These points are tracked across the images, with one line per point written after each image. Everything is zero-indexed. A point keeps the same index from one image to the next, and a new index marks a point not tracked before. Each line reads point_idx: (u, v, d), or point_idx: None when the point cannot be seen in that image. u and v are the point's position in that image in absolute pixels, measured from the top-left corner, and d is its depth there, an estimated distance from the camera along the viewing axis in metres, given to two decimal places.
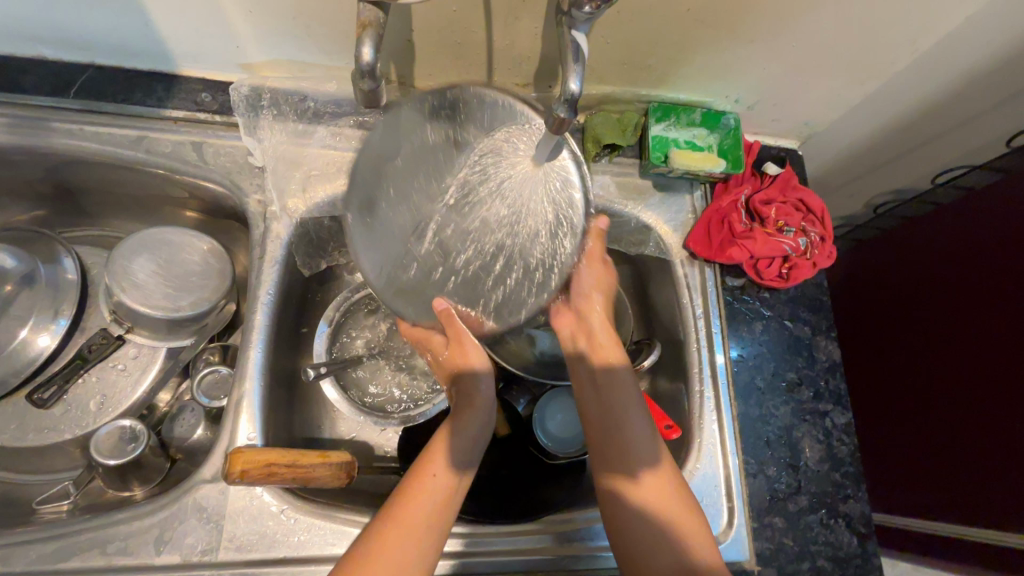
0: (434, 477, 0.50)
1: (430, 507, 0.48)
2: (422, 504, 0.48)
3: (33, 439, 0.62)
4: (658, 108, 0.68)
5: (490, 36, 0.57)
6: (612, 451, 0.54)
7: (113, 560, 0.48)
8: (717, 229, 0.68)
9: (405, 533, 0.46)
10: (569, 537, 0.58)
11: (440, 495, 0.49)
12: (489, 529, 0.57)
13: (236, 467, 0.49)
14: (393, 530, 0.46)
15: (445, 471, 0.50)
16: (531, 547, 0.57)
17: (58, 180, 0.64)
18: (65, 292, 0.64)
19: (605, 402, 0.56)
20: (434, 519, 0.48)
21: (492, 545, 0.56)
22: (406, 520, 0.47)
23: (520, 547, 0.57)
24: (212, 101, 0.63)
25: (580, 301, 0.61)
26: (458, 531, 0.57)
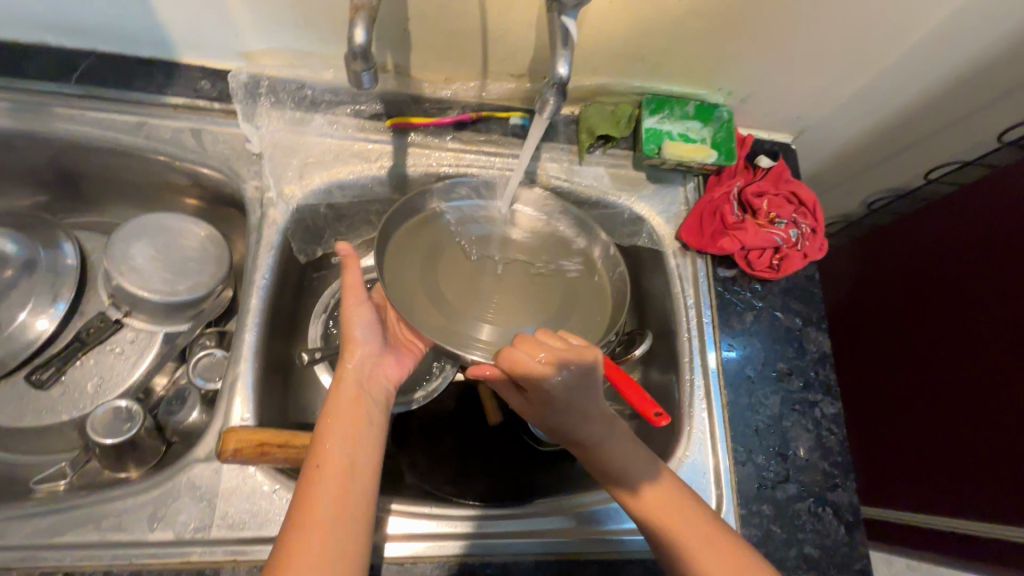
0: (326, 463, 0.44)
1: (333, 495, 0.42)
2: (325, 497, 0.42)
3: (30, 421, 0.62)
4: (651, 101, 0.69)
5: (485, 26, 0.58)
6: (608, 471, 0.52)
7: (107, 537, 0.49)
8: (709, 220, 0.68)
9: (316, 531, 0.40)
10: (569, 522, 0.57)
11: (338, 476, 0.43)
12: (493, 513, 0.57)
13: (229, 445, 0.49)
14: (302, 534, 0.40)
15: (340, 450, 0.45)
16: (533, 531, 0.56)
17: (60, 167, 0.65)
18: (65, 276, 0.65)
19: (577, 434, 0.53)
20: (342, 503, 0.42)
21: (487, 529, 0.55)
22: (312, 519, 0.41)
23: (524, 531, 0.56)
24: (211, 88, 0.64)
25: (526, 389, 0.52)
26: (462, 514, 0.56)
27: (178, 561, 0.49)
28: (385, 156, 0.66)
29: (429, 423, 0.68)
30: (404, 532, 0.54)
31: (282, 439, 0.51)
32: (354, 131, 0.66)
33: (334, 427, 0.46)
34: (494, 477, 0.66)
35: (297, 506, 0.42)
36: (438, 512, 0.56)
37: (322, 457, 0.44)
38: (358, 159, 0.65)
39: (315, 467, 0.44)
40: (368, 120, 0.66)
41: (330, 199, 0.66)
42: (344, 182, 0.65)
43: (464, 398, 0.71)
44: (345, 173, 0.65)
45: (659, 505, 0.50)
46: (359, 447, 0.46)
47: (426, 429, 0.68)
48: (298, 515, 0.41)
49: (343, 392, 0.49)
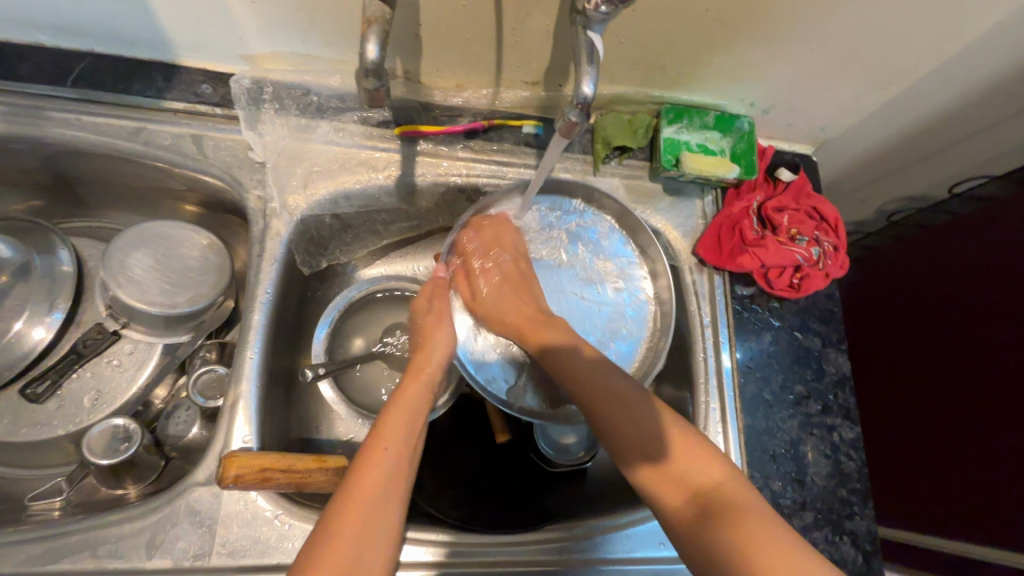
0: (390, 449, 0.46)
1: (390, 480, 0.44)
2: (382, 480, 0.44)
3: (26, 434, 0.61)
4: (670, 110, 0.66)
5: (500, 33, 0.55)
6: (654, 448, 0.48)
7: (104, 563, 0.47)
8: (727, 236, 0.66)
9: (366, 513, 0.42)
10: (560, 550, 0.55)
11: (397, 463, 0.45)
12: (474, 539, 0.55)
13: (230, 471, 0.48)
14: (354, 511, 0.41)
15: (403, 441, 0.47)
16: (524, 559, 0.55)
17: (55, 172, 0.63)
18: (60, 285, 0.63)
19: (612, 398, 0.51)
20: (394, 492, 0.44)
21: (484, 555, 0.54)
22: (365, 499, 0.42)
23: (513, 560, 0.54)
24: (212, 93, 0.61)
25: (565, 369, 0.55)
26: (442, 540, 0.54)
27: None
28: (393, 165, 0.63)
29: (436, 440, 0.67)
30: (408, 558, 0.53)
31: (285, 463, 0.50)
32: (360, 139, 0.63)
33: (399, 416, 0.49)
34: (500, 499, 0.64)
35: (352, 481, 0.43)
36: (442, 538, 0.54)
37: (384, 445, 0.46)
38: (365, 168, 0.63)
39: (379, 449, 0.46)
40: (376, 128, 0.63)
41: (335, 210, 0.64)
42: (350, 192, 0.62)
43: (470, 416, 0.68)
44: (352, 183, 0.62)
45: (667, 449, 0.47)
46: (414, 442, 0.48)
47: (431, 449, 0.66)
48: (350, 492, 0.43)
49: (414, 388, 0.53)
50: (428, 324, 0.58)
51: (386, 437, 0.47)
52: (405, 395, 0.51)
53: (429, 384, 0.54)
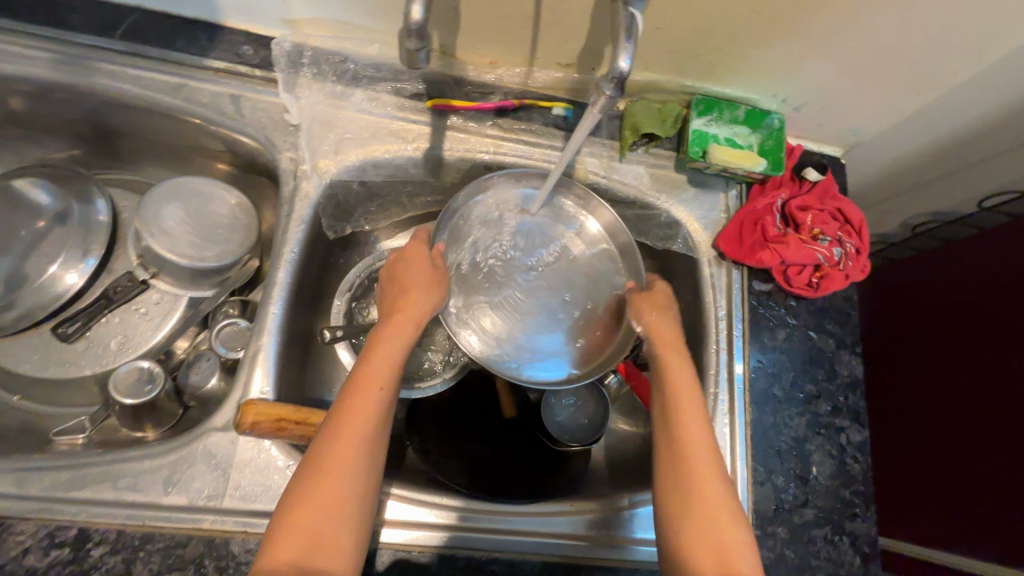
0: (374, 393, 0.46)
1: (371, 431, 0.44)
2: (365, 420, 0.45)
3: (55, 372, 0.63)
4: (701, 102, 0.66)
5: (539, 11, 0.55)
6: (699, 515, 0.45)
7: (123, 495, 0.49)
8: (749, 231, 0.66)
9: (355, 446, 0.43)
10: (560, 524, 0.57)
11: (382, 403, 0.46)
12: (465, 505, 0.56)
13: (247, 417, 0.50)
14: (333, 455, 0.43)
15: (390, 378, 0.48)
16: (526, 530, 0.56)
17: (98, 122, 0.65)
18: (95, 232, 0.65)
19: (695, 459, 0.48)
20: (379, 427, 0.45)
21: (477, 522, 0.55)
22: (350, 441, 0.43)
23: (513, 528, 0.56)
24: (253, 54, 0.63)
25: (682, 392, 0.52)
26: (438, 504, 0.56)
27: (190, 529, 0.49)
28: (423, 137, 0.64)
29: (443, 413, 0.67)
30: (410, 519, 0.54)
31: (299, 416, 0.51)
32: (393, 110, 0.64)
33: (385, 354, 0.48)
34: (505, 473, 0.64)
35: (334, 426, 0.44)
36: (443, 505, 0.56)
37: (376, 382, 0.47)
38: (396, 139, 0.64)
39: (356, 392, 0.46)
40: (408, 100, 0.65)
41: (363, 177, 0.65)
42: (380, 160, 0.64)
43: (482, 390, 0.70)
44: (381, 152, 0.64)
45: (694, 474, 0.47)
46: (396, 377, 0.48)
47: (438, 419, 0.67)
48: (339, 428, 0.44)
49: (397, 326, 0.51)
50: (413, 280, 0.55)
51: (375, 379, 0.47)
52: (389, 336, 0.50)
53: (413, 318, 0.52)
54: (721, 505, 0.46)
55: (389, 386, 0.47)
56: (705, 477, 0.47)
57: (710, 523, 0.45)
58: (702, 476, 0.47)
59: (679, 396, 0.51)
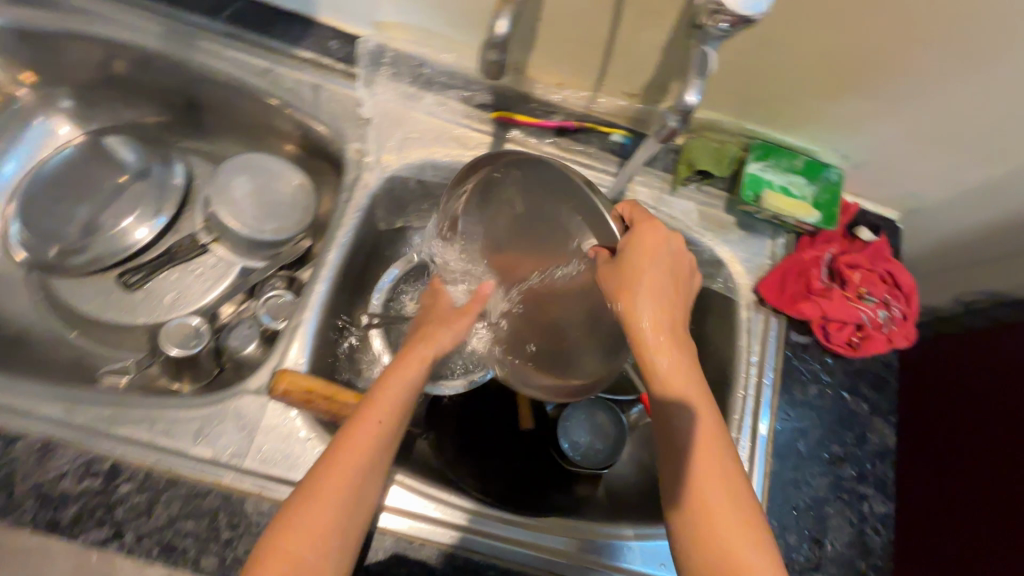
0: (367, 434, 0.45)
1: (359, 471, 0.44)
2: (356, 462, 0.44)
3: (110, 316, 0.68)
4: (758, 147, 0.66)
5: (613, 40, 0.57)
6: (701, 489, 0.44)
7: (156, 440, 0.52)
8: (793, 281, 0.66)
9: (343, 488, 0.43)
10: (555, 541, 0.57)
11: (376, 448, 0.46)
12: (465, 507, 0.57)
13: (280, 384, 0.52)
14: (320, 493, 0.43)
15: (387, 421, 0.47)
16: (521, 541, 0.56)
17: (190, 93, 0.70)
18: (168, 193, 0.71)
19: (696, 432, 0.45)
20: (370, 471, 0.45)
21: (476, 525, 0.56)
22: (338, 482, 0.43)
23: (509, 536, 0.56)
24: (338, 49, 0.67)
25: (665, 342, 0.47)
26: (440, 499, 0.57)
27: (211, 482, 0.51)
28: (483, 147, 0.67)
29: (461, 414, 0.68)
30: (414, 509, 0.55)
31: (328, 392, 0.53)
32: (459, 117, 0.67)
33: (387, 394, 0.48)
34: (509, 483, 0.65)
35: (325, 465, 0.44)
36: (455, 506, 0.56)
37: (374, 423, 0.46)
38: (457, 145, 0.67)
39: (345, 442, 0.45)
40: (475, 109, 0.67)
41: (421, 175, 0.67)
42: (439, 162, 0.66)
43: (502, 398, 0.69)
44: (442, 155, 0.66)
45: (701, 453, 0.45)
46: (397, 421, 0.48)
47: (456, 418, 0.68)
48: (329, 464, 0.44)
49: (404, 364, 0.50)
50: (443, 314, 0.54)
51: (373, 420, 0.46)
52: (395, 374, 0.49)
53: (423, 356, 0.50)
54: (726, 488, 0.44)
55: (386, 429, 0.46)
56: (707, 456, 0.45)
57: (716, 508, 0.43)
58: (708, 462, 0.44)
59: (661, 342, 0.47)
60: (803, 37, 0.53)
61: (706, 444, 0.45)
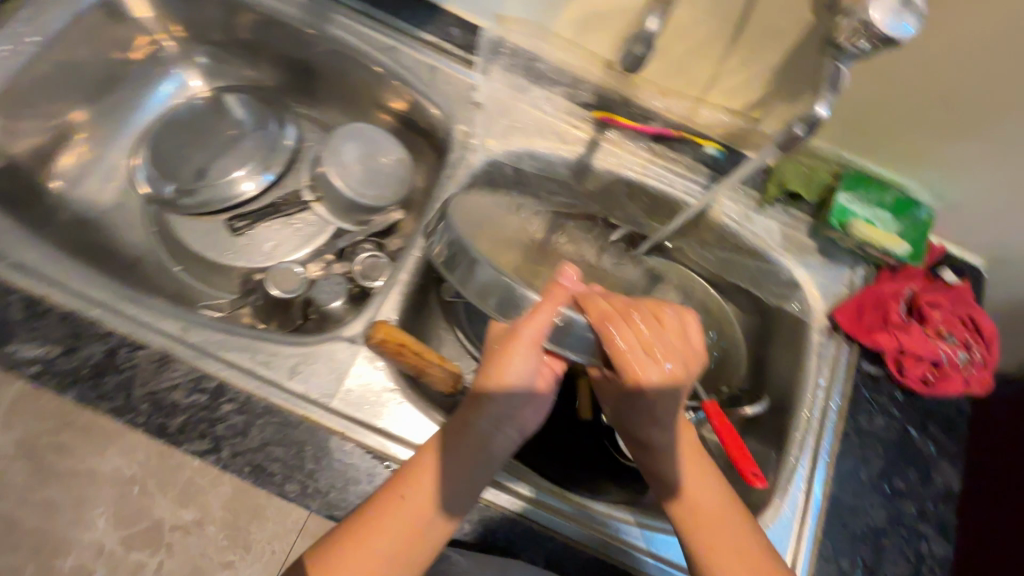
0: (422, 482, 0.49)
1: (409, 518, 0.48)
2: (406, 509, 0.48)
3: (213, 255, 0.73)
4: (850, 178, 0.66)
5: (729, 55, 0.60)
6: (704, 538, 0.51)
7: (256, 368, 0.56)
8: (871, 311, 0.66)
9: (393, 530, 0.47)
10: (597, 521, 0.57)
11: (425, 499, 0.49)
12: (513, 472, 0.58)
13: (378, 333, 0.56)
14: (374, 530, 0.47)
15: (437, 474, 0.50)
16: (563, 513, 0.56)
17: (316, 63, 0.76)
18: (278, 152, 0.77)
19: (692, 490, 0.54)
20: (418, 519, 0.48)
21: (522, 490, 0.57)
22: (390, 523, 0.48)
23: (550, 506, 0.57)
24: (459, 36, 0.71)
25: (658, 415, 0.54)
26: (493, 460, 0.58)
27: (303, 415, 0.54)
28: (581, 143, 0.70)
29: None
30: None
31: (418, 348, 0.57)
32: (562, 113, 0.71)
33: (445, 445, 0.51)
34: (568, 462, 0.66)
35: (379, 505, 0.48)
36: (520, 484, 0.57)
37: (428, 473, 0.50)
38: (557, 138, 0.70)
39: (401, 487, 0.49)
40: (578, 106, 0.70)
41: (518, 163, 0.71)
42: (538, 152, 0.70)
43: (565, 387, 0.72)
44: (542, 146, 0.70)
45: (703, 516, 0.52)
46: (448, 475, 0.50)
47: None
48: (385, 504, 0.48)
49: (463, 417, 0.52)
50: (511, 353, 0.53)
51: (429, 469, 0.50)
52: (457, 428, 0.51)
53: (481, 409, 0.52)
54: (724, 542, 0.51)
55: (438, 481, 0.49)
56: (705, 514, 0.53)
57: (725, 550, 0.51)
58: (707, 518, 0.52)
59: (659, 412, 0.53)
60: (933, 65, 0.55)
61: (701, 497, 0.53)
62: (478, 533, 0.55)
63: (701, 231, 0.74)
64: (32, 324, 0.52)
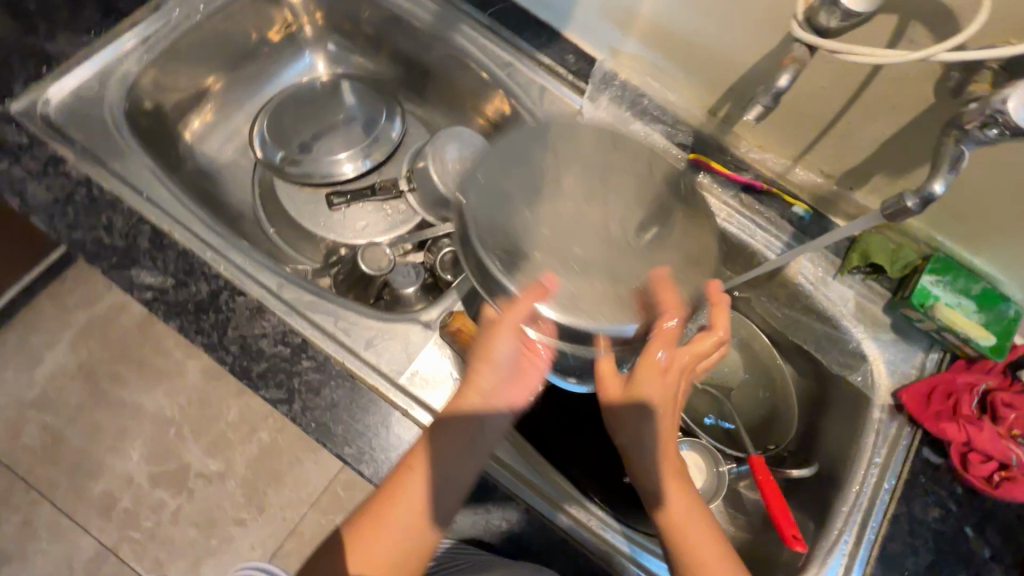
0: (412, 482, 0.50)
1: (405, 522, 0.49)
2: (400, 515, 0.49)
3: (307, 224, 0.79)
4: (938, 261, 0.66)
5: (837, 122, 0.61)
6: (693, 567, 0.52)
7: (337, 333, 0.59)
8: (940, 399, 0.64)
9: (389, 533, 0.49)
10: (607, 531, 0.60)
11: (418, 502, 0.50)
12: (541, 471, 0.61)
13: (454, 321, 0.60)
14: (373, 530, 0.49)
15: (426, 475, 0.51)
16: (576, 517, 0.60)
17: (434, 67, 0.81)
18: (382, 142, 0.81)
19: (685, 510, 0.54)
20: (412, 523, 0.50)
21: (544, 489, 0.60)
22: (385, 524, 0.49)
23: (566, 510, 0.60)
24: (573, 63, 0.75)
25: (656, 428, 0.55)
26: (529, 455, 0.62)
27: (372, 386, 0.57)
28: None
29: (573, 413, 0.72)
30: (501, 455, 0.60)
31: None
32: (658, 149, 0.73)
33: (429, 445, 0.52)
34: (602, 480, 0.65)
35: (375, 510, 0.50)
36: (539, 480, 0.60)
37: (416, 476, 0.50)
38: None
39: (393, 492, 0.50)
40: (674, 147, 0.72)
41: None
42: None
43: None
44: None
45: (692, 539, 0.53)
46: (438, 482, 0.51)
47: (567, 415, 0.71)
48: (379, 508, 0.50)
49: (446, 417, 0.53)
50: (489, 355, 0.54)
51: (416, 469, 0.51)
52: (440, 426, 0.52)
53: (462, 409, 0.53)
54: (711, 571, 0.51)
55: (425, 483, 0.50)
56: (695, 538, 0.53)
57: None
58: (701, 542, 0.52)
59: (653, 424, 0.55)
60: None
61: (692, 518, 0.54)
62: (498, 529, 0.56)
63: (774, 287, 0.74)
64: (154, 254, 0.58)
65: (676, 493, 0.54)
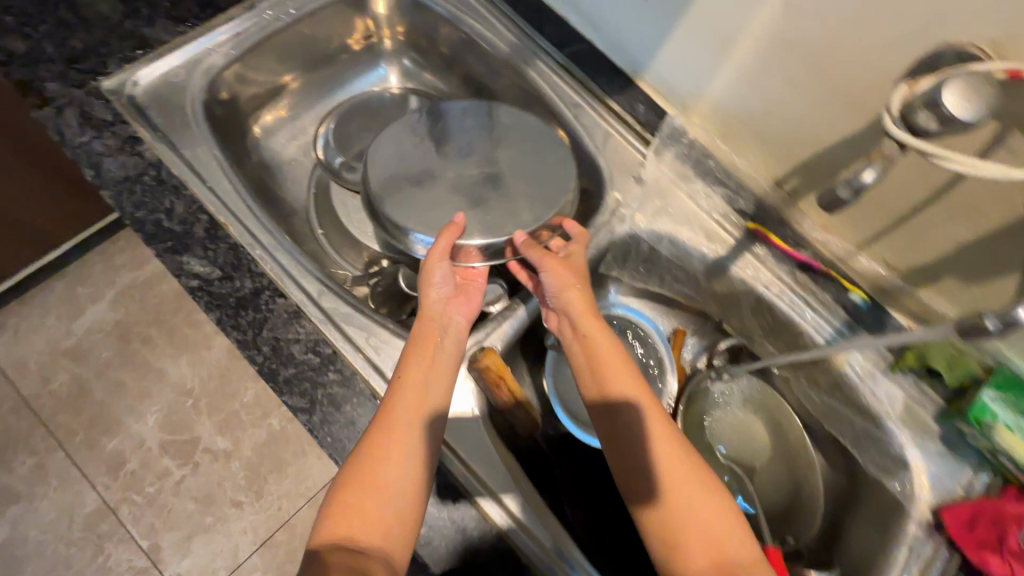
0: (392, 408, 0.52)
1: (394, 442, 0.50)
2: (388, 439, 0.50)
3: (354, 230, 0.79)
4: (1002, 375, 0.59)
5: (912, 216, 0.58)
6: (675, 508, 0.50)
7: (366, 350, 0.59)
8: (986, 526, 0.59)
9: (378, 457, 0.50)
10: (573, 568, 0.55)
11: (407, 417, 0.52)
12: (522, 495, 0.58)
13: (484, 359, 0.60)
14: (363, 464, 0.49)
15: (407, 397, 0.53)
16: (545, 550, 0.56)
17: (502, 96, 0.82)
18: None
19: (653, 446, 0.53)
20: (398, 439, 0.51)
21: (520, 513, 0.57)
22: (374, 452, 0.50)
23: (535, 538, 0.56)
24: (642, 113, 0.74)
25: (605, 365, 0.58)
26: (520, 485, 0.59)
27: None
28: (724, 245, 0.71)
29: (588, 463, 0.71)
30: (486, 477, 0.58)
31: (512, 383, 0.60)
32: (716, 213, 0.72)
33: (400, 375, 0.54)
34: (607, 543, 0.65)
35: (364, 449, 0.50)
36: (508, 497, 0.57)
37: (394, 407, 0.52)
38: (703, 235, 0.71)
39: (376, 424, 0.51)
40: (733, 212, 0.71)
41: (656, 244, 0.73)
42: (679, 241, 0.71)
43: None
44: (685, 237, 0.71)
45: (665, 475, 0.52)
46: (413, 399, 0.53)
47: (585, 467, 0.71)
48: (365, 444, 0.50)
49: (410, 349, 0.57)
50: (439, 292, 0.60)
51: (393, 398, 0.53)
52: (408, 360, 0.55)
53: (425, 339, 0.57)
54: (694, 506, 0.50)
55: (404, 403, 0.52)
56: (670, 479, 0.52)
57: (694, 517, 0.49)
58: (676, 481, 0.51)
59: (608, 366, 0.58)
60: None
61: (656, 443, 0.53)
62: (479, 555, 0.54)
63: (816, 371, 0.71)
64: (208, 245, 0.59)
65: (644, 425, 0.55)
